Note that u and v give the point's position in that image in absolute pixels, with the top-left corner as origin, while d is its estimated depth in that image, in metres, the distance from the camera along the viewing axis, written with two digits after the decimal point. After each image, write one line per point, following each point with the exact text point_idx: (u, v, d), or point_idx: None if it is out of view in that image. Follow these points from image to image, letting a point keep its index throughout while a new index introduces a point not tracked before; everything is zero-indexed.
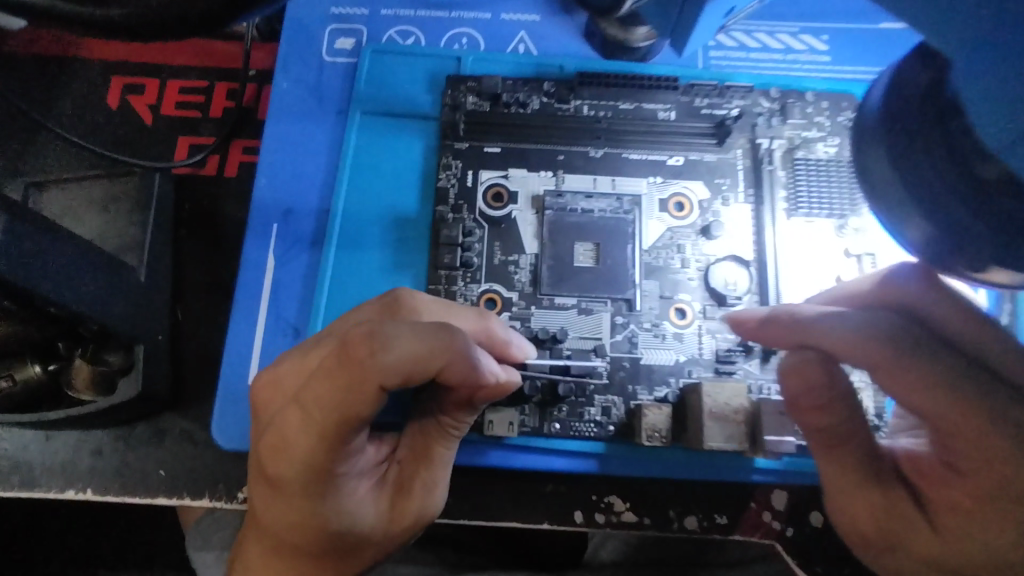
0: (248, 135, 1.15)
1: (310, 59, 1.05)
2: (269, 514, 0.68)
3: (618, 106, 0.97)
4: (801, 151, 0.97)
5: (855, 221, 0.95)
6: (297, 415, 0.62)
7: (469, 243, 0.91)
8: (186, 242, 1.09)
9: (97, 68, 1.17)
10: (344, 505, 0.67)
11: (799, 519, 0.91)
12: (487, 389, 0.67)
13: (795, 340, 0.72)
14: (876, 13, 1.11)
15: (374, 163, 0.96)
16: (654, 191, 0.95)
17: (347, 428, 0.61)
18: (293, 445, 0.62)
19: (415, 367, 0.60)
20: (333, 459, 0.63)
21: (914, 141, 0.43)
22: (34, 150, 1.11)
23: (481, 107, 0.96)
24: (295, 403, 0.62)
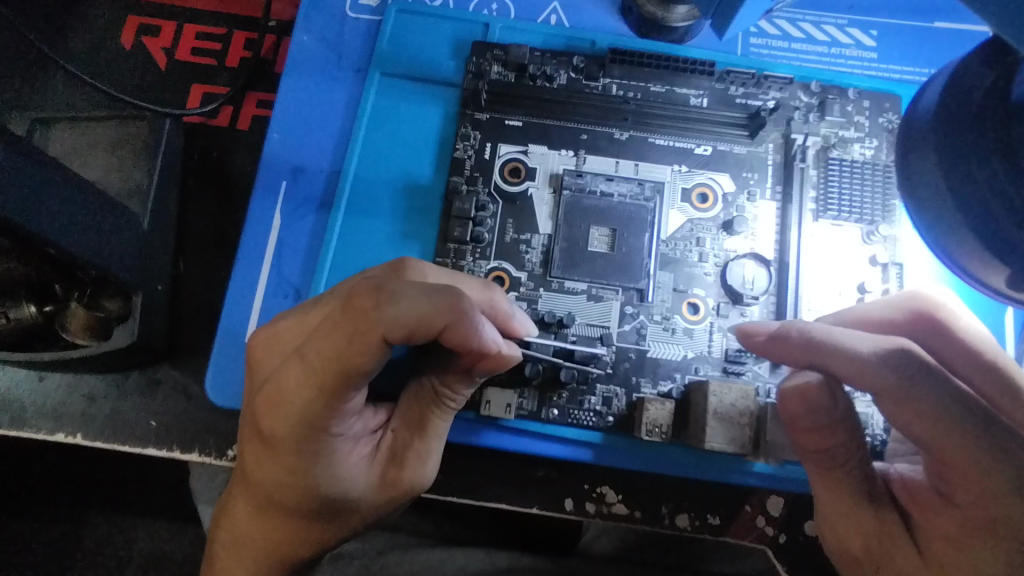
0: (264, 88, 1.14)
1: (332, 14, 1.02)
2: (260, 472, 0.68)
3: (649, 89, 0.94)
4: (836, 150, 0.94)
5: (885, 229, 0.92)
6: (297, 368, 0.61)
7: (482, 218, 0.89)
8: (202, 196, 1.09)
9: (114, 7, 1.15)
10: (334, 467, 0.68)
11: (793, 528, 0.90)
12: (488, 360, 0.65)
13: (807, 358, 0.72)
14: (927, 12, 1.06)
15: (391, 127, 0.95)
16: (678, 179, 0.92)
17: (347, 382, 0.60)
18: (291, 400, 0.62)
19: (419, 326, 0.59)
20: (329, 416, 0.63)
21: (969, 151, 0.41)
22: (46, 87, 1.11)
23: (506, 77, 0.94)
24: (296, 357, 0.62)
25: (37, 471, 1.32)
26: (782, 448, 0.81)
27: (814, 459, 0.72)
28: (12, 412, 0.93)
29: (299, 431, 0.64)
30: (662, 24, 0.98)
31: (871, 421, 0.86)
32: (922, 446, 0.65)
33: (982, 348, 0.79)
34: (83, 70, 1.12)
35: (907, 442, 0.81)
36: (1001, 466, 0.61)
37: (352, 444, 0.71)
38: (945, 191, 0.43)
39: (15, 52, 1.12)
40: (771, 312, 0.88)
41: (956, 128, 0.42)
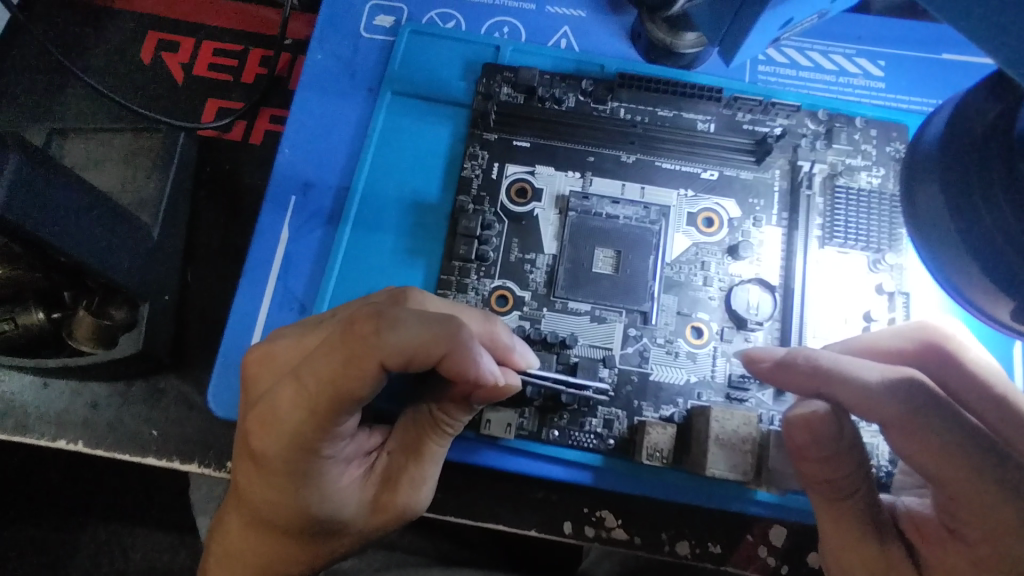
0: (277, 103, 1.16)
1: (347, 34, 1.04)
2: (252, 491, 0.68)
3: (657, 113, 0.95)
4: (843, 178, 0.94)
5: (892, 258, 0.91)
6: (291, 388, 0.61)
7: (487, 237, 0.89)
8: (213, 209, 1.10)
9: (136, 23, 1.19)
10: (327, 489, 0.68)
11: (797, 559, 0.88)
12: (485, 389, 0.65)
13: (813, 387, 0.72)
14: (935, 45, 1.07)
15: (399, 146, 0.96)
16: (684, 204, 0.92)
17: (343, 407, 0.60)
18: (284, 422, 0.62)
19: (418, 352, 0.60)
20: (323, 438, 0.63)
21: (972, 180, 0.41)
22: (65, 99, 1.13)
23: (514, 98, 0.95)
24: (291, 377, 0.62)
25: (39, 477, 1.32)
26: (785, 477, 0.80)
27: (820, 491, 0.70)
28: (15, 418, 0.94)
29: (291, 451, 0.64)
30: (670, 49, 0.98)
31: (876, 452, 0.85)
32: (928, 478, 0.64)
33: (990, 379, 0.78)
34: (103, 83, 1.14)
35: (916, 475, 0.80)
36: (1010, 503, 0.60)
37: (345, 466, 0.71)
38: (954, 224, 0.42)
39: (37, 65, 1.15)
40: (775, 338, 0.88)
41: (958, 158, 0.42)
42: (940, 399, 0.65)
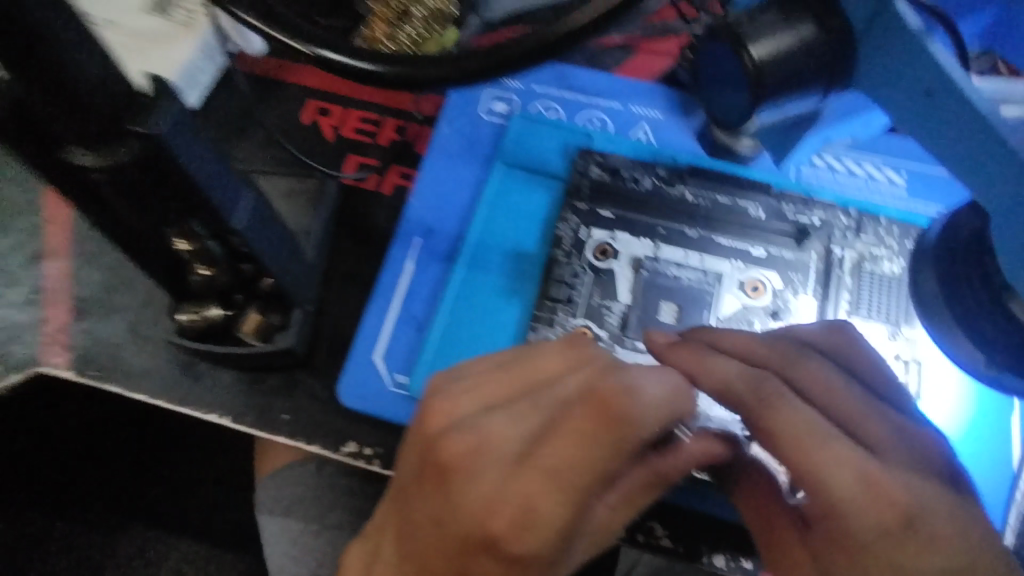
0: (411, 163, 1.09)
1: (468, 112, 1.10)
2: (433, 561, 0.57)
3: (717, 199, 1.02)
4: (868, 264, 0.98)
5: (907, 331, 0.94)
6: (509, 446, 0.54)
7: (575, 283, 0.97)
8: (347, 245, 1.04)
9: (298, 88, 1.12)
10: (582, 527, 0.56)
11: None
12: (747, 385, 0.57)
13: (843, 359, 0.63)
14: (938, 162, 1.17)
15: (513, 209, 1.03)
16: (734, 273, 0.98)
17: (508, 459, 0.54)
18: (461, 507, 0.54)
19: (616, 402, 0.53)
20: (573, 513, 0.53)
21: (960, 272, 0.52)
22: (253, 126, 1.09)
23: (604, 178, 1.02)
24: (473, 434, 0.55)
25: (153, 489, 1.38)
26: None
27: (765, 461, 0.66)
28: (184, 391, 0.89)
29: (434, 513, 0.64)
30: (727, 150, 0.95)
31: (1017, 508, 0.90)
32: None
33: None
34: (279, 125, 1.09)
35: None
36: None
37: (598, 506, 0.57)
38: (945, 304, 0.53)
39: None
40: None
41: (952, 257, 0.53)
42: (955, 452, 0.57)
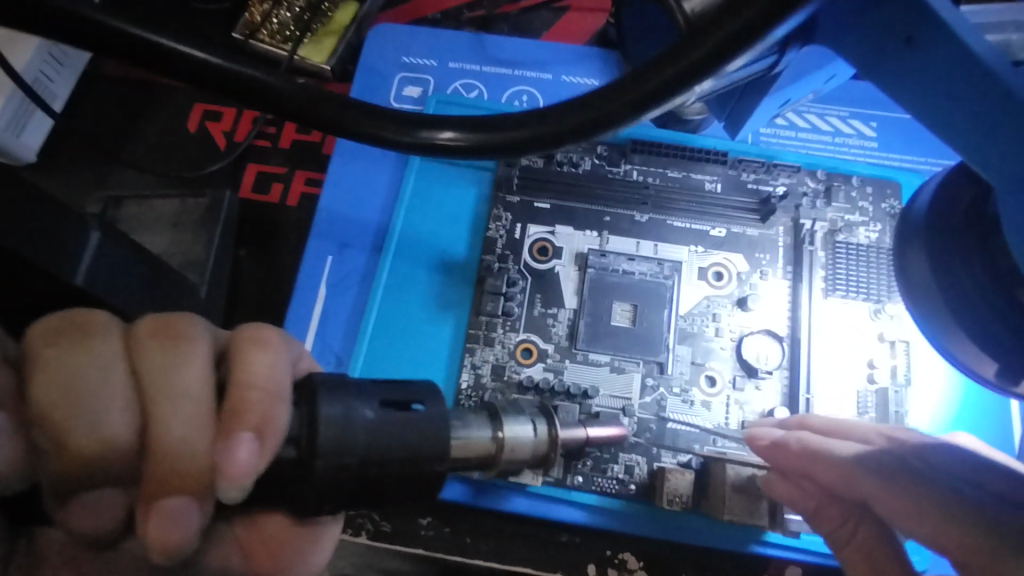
0: (522, 198, 2.35)
1: (361, 182, 2.48)
2: (172, 427, 1.07)
3: (666, 173, 2.36)
4: (843, 231, 2.28)
5: (889, 313, 2.20)
6: (183, 433, 1.08)
7: (513, 296, 2.21)
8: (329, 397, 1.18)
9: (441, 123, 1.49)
10: (226, 459, 1.07)
11: None
12: (265, 413, 1.12)
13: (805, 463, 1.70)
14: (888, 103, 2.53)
15: (438, 207, 2.39)
16: (695, 261, 2.27)
17: (212, 426, 1.10)
18: (203, 415, 1.10)
19: (189, 388, 1.10)
20: (203, 440, 1.09)
21: (953, 241, 1.31)
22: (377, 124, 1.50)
23: (538, 164, 2.39)
24: (177, 439, 1.07)
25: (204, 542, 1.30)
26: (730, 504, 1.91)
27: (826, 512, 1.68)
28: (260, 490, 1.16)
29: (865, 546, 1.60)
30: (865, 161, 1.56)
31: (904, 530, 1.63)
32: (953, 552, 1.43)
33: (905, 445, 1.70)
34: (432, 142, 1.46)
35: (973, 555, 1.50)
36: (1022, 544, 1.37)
37: (244, 447, 1.08)
38: (971, 302, 1.28)
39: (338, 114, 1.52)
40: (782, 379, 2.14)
41: (937, 238, 1.34)
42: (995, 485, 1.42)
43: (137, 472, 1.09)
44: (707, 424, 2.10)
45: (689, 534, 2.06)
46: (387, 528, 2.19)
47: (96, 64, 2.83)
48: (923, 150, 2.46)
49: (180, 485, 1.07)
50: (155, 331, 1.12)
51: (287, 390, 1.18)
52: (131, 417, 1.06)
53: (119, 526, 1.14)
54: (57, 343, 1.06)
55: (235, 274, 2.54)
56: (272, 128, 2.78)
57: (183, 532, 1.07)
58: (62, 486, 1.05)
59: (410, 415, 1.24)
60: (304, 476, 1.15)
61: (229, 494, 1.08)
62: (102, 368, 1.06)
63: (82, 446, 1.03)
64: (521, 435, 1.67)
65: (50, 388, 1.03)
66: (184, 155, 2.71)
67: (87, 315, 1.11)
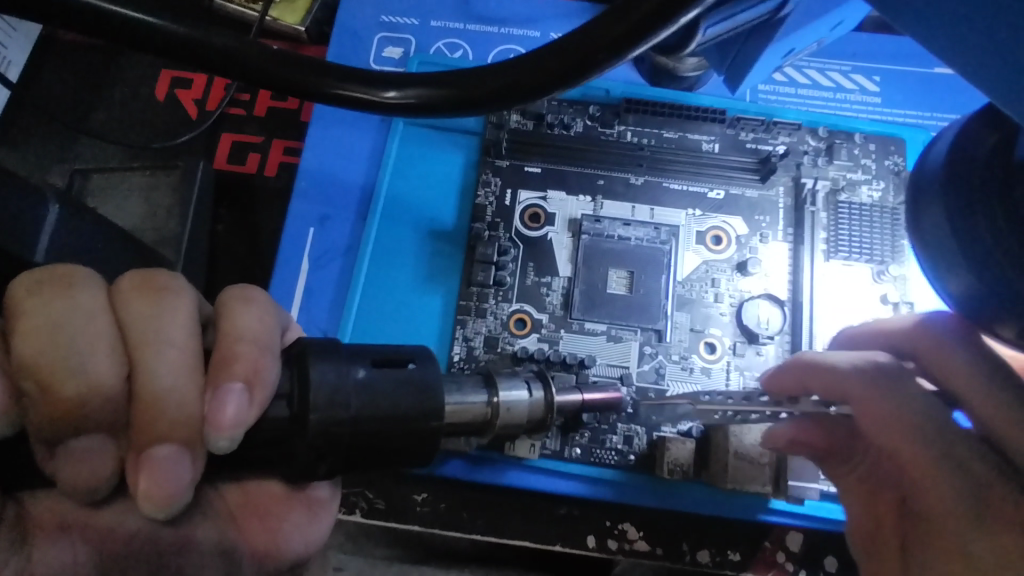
0: (512, 163, 2.24)
1: (341, 148, 2.36)
2: (162, 374, 1.07)
3: (661, 134, 2.26)
4: (845, 190, 2.21)
5: (891, 271, 2.14)
6: (172, 380, 1.07)
7: (504, 265, 2.12)
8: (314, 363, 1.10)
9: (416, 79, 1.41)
10: (215, 409, 1.07)
11: (795, 553, 2.10)
12: (255, 365, 1.12)
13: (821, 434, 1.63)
14: (886, 56, 2.44)
15: (422, 173, 2.28)
16: (693, 225, 2.19)
17: (201, 377, 1.11)
18: (189, 364, 1.10)
19: (179, 335, 1.10)
20: (193, 389, 1.09)
21: (971, 192, 1.24)
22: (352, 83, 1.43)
23: (527, 126, 2.27)
24: (168, 388, 1.07)
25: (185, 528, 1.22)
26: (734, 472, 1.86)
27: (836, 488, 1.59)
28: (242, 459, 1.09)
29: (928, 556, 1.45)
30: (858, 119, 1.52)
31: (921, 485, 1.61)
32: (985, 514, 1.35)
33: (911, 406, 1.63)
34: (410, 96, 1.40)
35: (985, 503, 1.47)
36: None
37: (232, 398, 1.07)
38: (985, 256, 1.22)
39: (309, 71, 1.44)
40: (783, 343, 2.08)
41: (954, 189, 1.27)
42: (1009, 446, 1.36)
43: (127, 424, 1.07)
44: (708, 392, 2.04)
45: (691, 503, 2.01)
46: (382, 506, 2.12)
47: (50, 31, 2.64)
48: (924, 104, 2.38)
49: (167, 435, 1.06)
50: (138, 284, 1.13)
51: (275, 346, 1.18)
52: (119, 365, 1.05)
53: (111, 478, 1.10)
54: (38, 293, 1.04)
55: (212, 249, 2.42)
56: (245, 95, 2.63)
57: (175, 484, 1.06)
58: (52, 433, 1.03)
59: (401, 373, 1.18)
60: (298, 434, 1.10)
61: (217, 445, 1.07)
62: (86, 315, 1.05)
63: (67, 393, 1.01)
64: (519, 397, 1.60)
65: (37, 337, 1.01)
66: (152, 125, 2.57)
67: (68, 268, 1.09)
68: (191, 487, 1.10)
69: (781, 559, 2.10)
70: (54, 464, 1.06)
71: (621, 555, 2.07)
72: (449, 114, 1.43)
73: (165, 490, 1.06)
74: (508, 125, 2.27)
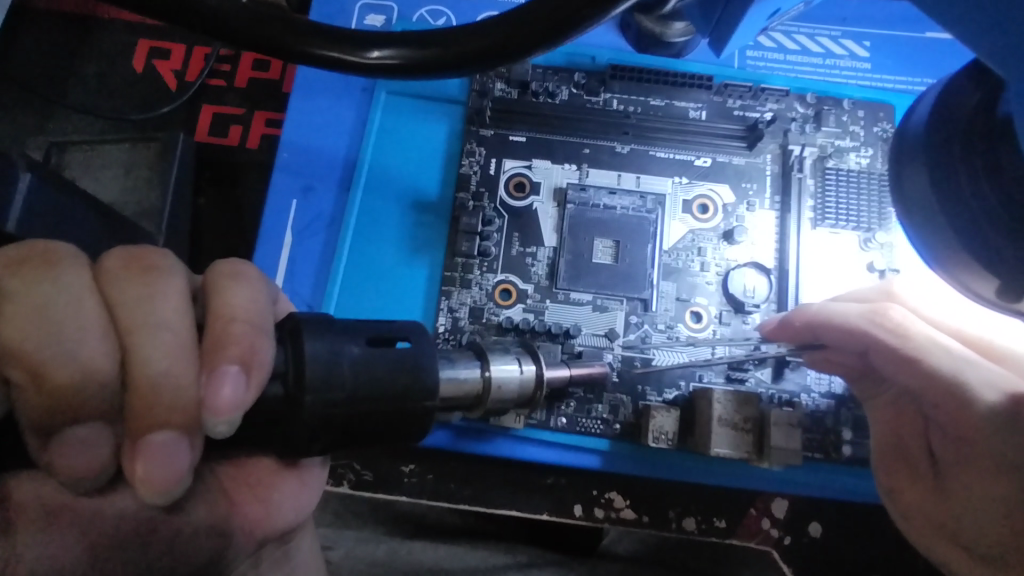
0: (498, 131, 2.21)
1: (322, 118, 2.32)
2: (154, 359, 0.97)
3: (647, 101, 2.23)
4: (831, 157, 2.19)
5: (879, 239, 2.13)
6: (165, 364, 0.98)
7: (488, 235, 2.11)
8: (297, 339, 1.08)
9: (388, 38, 1.38)
10: (212, 391, 0.98)
11: (777, 521, 2.12)
12: (252, 346, 1.03)
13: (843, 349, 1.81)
14: (875, 20, 2.41)
15: (404, 141, 2.25)
16: (679, 192, 2.17)
17: (195, 360, 1.01)
18: (181, 345, 1.00)
19: (170, 314, 1.01)
20: (189, 374, 0.99)
21: (956, 151, 1.21)
22: (319, 42, 1.39)
23: (510, 94, 2.23)
24: (161, 372, 0.97)
25: None
26: (721, 441, 1.84)
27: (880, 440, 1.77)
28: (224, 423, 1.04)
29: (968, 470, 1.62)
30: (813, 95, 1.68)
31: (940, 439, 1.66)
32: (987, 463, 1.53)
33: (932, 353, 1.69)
34: (382, 55, 1.37)
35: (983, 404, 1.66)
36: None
37: (229, 381, 0.98)
38: (972, 217, 1.19)
39: (275, 28, 1.39)
40: (770, 310, 2.07)
41: (940, 150, 1.24)
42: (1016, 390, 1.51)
43: (122, 410, 0.98)
44: (694, 360, 2.04)
45: (676, 470, 2.02)
46: (370, 477, 2.13)
47: (24, 2, 2.59)
48: (914, 69, 2.35)
49: (164, 420, 0.97)
50: (126, 262, 1.03)
51: (270, 324, 1.09)
52: (110, 349, 0.96)
53: (111, 468, 1.00)
54: (20, 273, 0.95)
55: (195, 224, 2.39)
56: (226, 66, 2.59)
57: (175, 471, 0.98)
58: (43, 425, 0.94)
59: (393, 352, 1.12)
60: (296, 415, 1.05)
61: (215, 430, 0.99)
62: (71, 296, 0.95)
63: (58, 378, 0.93)
64: (508, 372, 1.59)
65: (21, 321, 0.92)
66: (131, 98, 2.52)
67: (49, 246, 0.99)
68: (191, 474, 1.01)
69: (765, 526, 2.11)
70: (46, 454, 0.95)
71: (608, 523, 2.09)
72: (424, 75, 1.40)
73: (161, 481, 0.97)
74: (492, 93, 2.23)
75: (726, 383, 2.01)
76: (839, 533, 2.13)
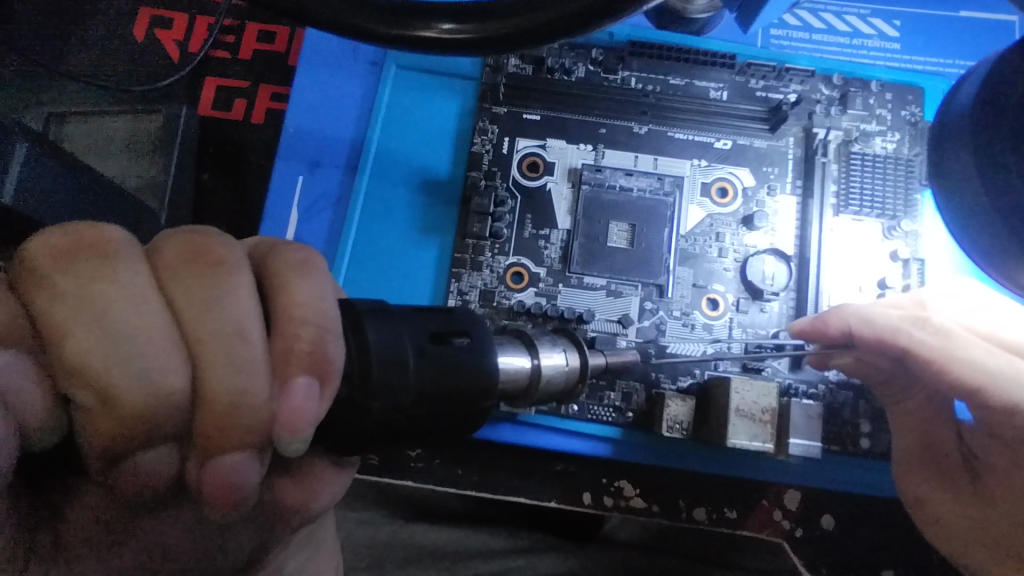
0: (511, 109, 2.14)
1: (331, 91, 2.24)
2: (221, 373, 0.84)
3: (667, 79, 2.15)
4: (858, 141, 2.11)
5: (905, 226, 2.06)
6: (236, 378, 0.85)
7: (501, 215, 2.04)
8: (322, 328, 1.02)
9: (406, 10, 1.32)
10: (289, 410, 0.88)
11: (790, 514, 2.08)
12: (324, 354, 0.92)
13: (895, 348, 1.63)
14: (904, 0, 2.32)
15: (414, 115, 2.17)
16: (697, 172, 2.10)
17: (269, 371, 0.88)
18: (253, 355, 0.86)
19: (239, 317, 0.86)
20: (266, 390, 0.87)
21: (1001, 131, 1.15)
22: (334, 10, 1.32)
23: (524, 70, 2.15)
24: (237, 390, 0.85)
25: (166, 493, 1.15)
26: (740, 433, 1.78)
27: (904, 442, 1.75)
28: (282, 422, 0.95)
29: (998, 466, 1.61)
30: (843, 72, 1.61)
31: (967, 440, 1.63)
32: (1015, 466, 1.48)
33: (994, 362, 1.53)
34: (399, 27, 1.31)
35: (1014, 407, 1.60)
36: None
37: (306, 397, 0.89)
38: (1013, 201, 1.13)
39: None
40: (790, 301, 2.02)
41: (985, 130, 1.18)
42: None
43: (190, 428, 0.87)
44: (710, 349, 1.98)
45: (686, 459, 1.98)
46: (375, 461, 2.08)
47: None
48: (945, 52, 2.27)
49: (240, 441, 0.87)
50: (187, 253, 0.87)
51: (338, 322, 0.97)
52: (182, 363, 0.83)
53: (175, 479, 0.91)
54: (71, 270, 0.80)
55: (198, 201, 2.32)
56: (230, 38, 2.50)
57: (241, 488, 0.90)
58: (109, 447, 0.83)
59: (458, 347, 1.11)
60: (346, 408, 1.00)
61: (289, 447, 0.90)
62: (133, 302, 0.81)
63: (129, 400, 0.80)
64: (555, 364, 1.52)
65: (80, 332, 0.79)
66: (132, 69, 2.44)
67: (96, 233, 0.83)
68: (257, 487, 0.94)
69: (777, 518, 2.08)
70: (106, 476, 0.88)
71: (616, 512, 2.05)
72: (442, 49, 1.34)
73: (229, 496, 0.89)
74: (506, 69, 2.15)
75: (741, 373, 1.96)
76: (849, 527, 2.09)
